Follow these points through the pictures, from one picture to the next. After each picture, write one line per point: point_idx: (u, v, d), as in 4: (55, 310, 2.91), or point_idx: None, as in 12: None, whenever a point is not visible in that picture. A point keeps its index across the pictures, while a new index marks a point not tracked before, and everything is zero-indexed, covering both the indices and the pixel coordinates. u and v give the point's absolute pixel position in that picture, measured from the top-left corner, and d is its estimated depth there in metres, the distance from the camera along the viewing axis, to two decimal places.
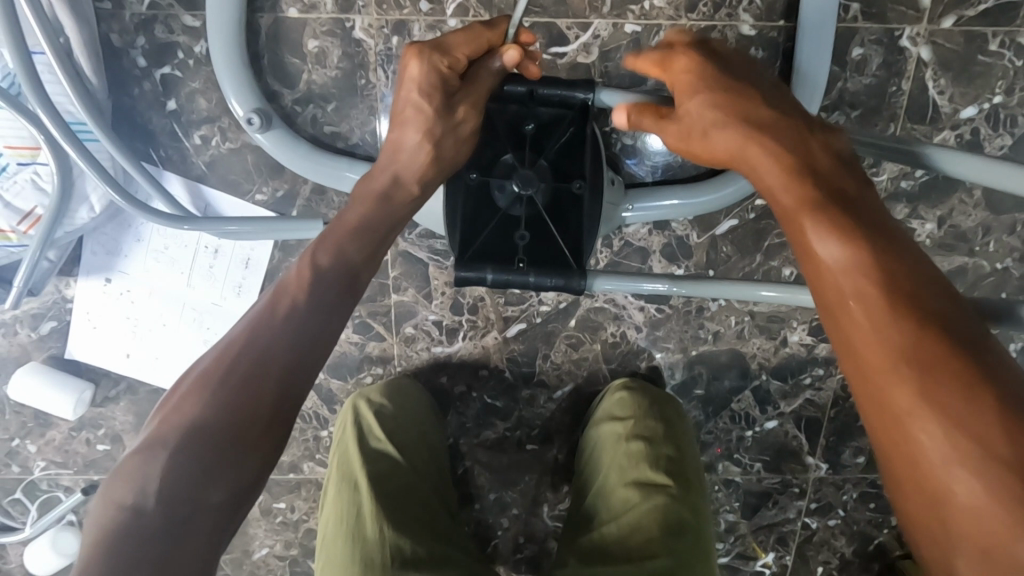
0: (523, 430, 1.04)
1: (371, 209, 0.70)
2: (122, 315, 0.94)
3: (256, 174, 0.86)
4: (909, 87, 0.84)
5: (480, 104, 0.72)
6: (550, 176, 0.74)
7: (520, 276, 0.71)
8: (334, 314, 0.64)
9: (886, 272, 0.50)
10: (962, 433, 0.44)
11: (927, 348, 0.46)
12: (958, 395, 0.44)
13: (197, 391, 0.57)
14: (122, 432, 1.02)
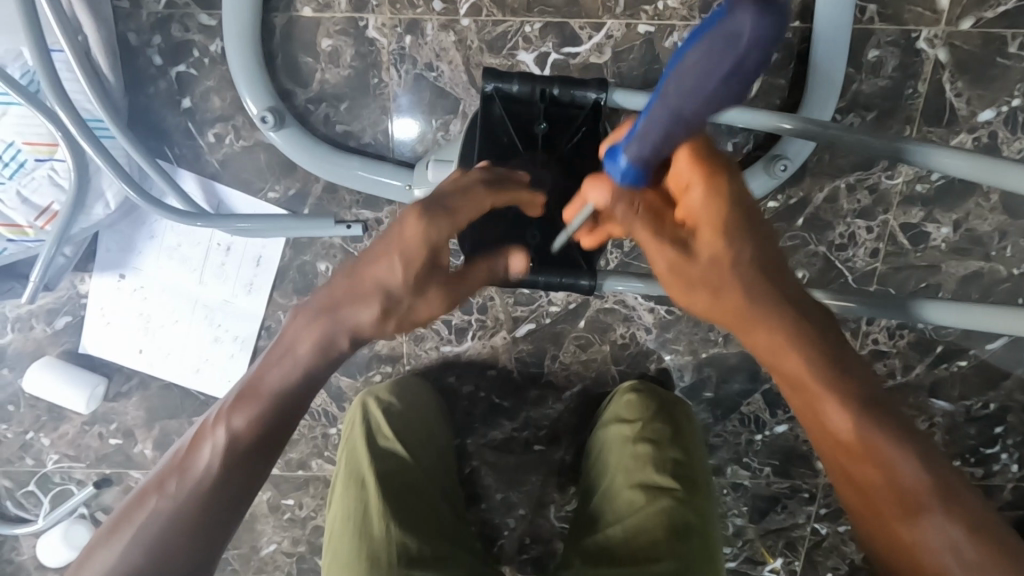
0: (531, 431, 1.04)
1: (314, 351, 0.65)
2: (135, 310, 0.95)
3: (268, 172, 0.87)
4: (926, 89, 0.83)
5: (450, 296, 0.64)
6: (562, 177, 0.70)
7: (528, 277, 0.70)
8: (313, 363, 0.67)
9: (830, 384, 0.60)
10: (882, 489, 0.60)
11: (856, 434, 0.60)
12: (878, 460, 0.60)
13: (151, 495, 0.64)
14: (133, 427, 1.03)
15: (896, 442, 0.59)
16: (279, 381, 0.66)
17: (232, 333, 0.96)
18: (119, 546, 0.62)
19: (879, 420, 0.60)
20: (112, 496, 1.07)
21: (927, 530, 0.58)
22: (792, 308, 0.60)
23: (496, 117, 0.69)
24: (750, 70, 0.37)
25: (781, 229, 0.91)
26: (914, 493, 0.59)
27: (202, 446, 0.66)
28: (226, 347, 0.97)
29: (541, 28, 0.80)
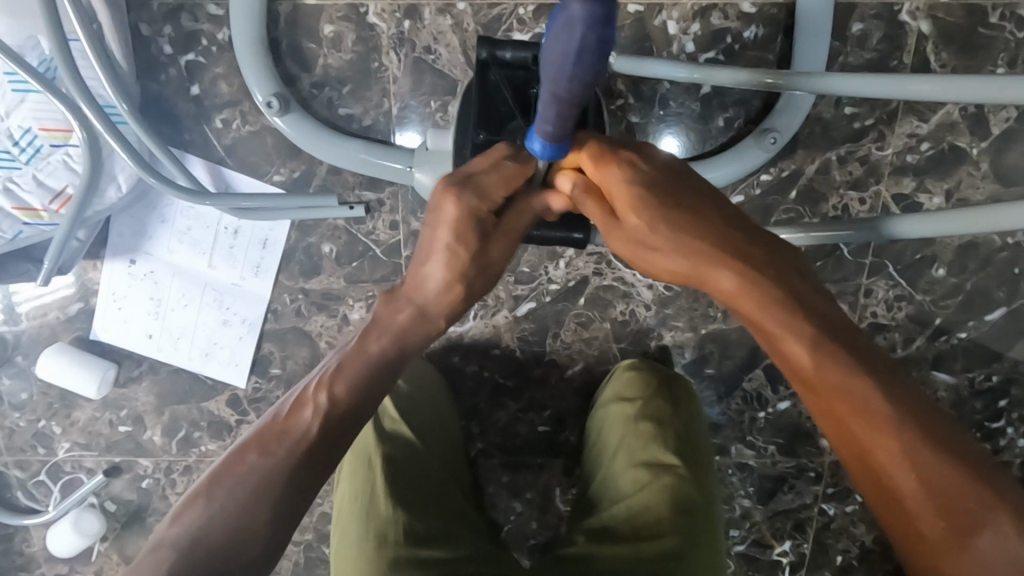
0: (535, 411, 1.05)
1: (409, 324, 0.71)
2: (145, 295, 0.98)
3: (274, 156, 0.90)
4: (910, 61, 0.86)
5: (512, 242, 0.71)
6: None
7: (563, 233, 0.75)
8: (411, 333, 0.71)
9: (797, 321, 0.61)
10: (857, 430, 0.58)
11: (832, 372, 0.59)
12: (856, 399, 0.58)
13: (252, 454, 0.64)
14: (143, 413, 1.05)
15: (872, 378, 0.58)
16: (381, 353, 0.70)
17: (240, 316, 0.99)
18: (215, 508, 0.61)
19: (856, 358, 0.59)
20: (122, 485, 1.09)
21: (905, 474, 0.55)
22: (743, 254, 0.64)
23: (490, 83, 0.72)
24: (583, 81, 0.45)
25: (776, 202, 0.93)
26: (892, 436, 0.56)
27: (303, 414, 0.66)
28: (235, 330, 1.00)
29: (534, 9, 0.84)
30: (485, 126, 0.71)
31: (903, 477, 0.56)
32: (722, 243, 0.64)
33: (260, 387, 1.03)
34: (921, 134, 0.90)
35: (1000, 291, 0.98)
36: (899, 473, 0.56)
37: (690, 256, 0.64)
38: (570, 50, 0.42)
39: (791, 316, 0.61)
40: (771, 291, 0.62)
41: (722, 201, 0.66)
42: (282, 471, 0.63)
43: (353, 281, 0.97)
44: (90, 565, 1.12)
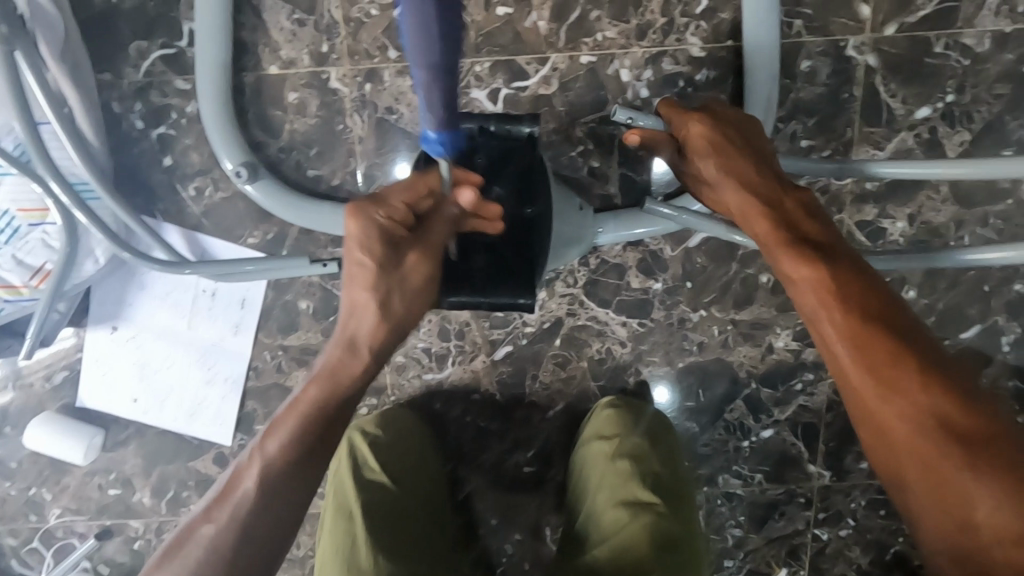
0: (520, 453, 1.05)
1: (343, 359, 0.72)
2: (128, 360, 0.99)
3: (247, 219, 0.92)
4: (861, 93, 0.88)
5: (430, 254, 0.70)
6: (511, 201, 0.74)
7: (510, 297, 0.71)
8: (347, 373, 0.72)
9: (900, 379, 0.61)
10: (931, 476, 0.60)
11: (916, 429, 0.61)
12: (932, 455, 0.60)
13: (198, 523, 0.67)
14: (132, 475, 1.06)
15: (965, 447, 0.59)
16: (317, 399, 0.71)
17: (221, 374, 1.00)
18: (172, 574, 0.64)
19: (955, 426, 0.60)
20: (114, 548, 1.09)
21: (976, 527, 0.58)
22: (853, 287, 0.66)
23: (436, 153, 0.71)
24: (451, 44, 0.43)
25: None
26: (962, 493, 0.59)
27: (257, 454, 0.69)
28: (217, 388, 1.01)
29: (490, 66, 0.86)
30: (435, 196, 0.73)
31: (961, 523, 0.59)
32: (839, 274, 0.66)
33: (246, 443, 1.04)
34: (878, 162, 0.91)
35: (972, 308, 0.98)
36: (955, 518, 0.59)
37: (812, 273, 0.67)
38: (423, 17, 0.41)
39: (901, 376, 0.62)
40: (869, 338, 0.63)
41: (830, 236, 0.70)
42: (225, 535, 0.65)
43: (331, 335, 0.99)
44: None
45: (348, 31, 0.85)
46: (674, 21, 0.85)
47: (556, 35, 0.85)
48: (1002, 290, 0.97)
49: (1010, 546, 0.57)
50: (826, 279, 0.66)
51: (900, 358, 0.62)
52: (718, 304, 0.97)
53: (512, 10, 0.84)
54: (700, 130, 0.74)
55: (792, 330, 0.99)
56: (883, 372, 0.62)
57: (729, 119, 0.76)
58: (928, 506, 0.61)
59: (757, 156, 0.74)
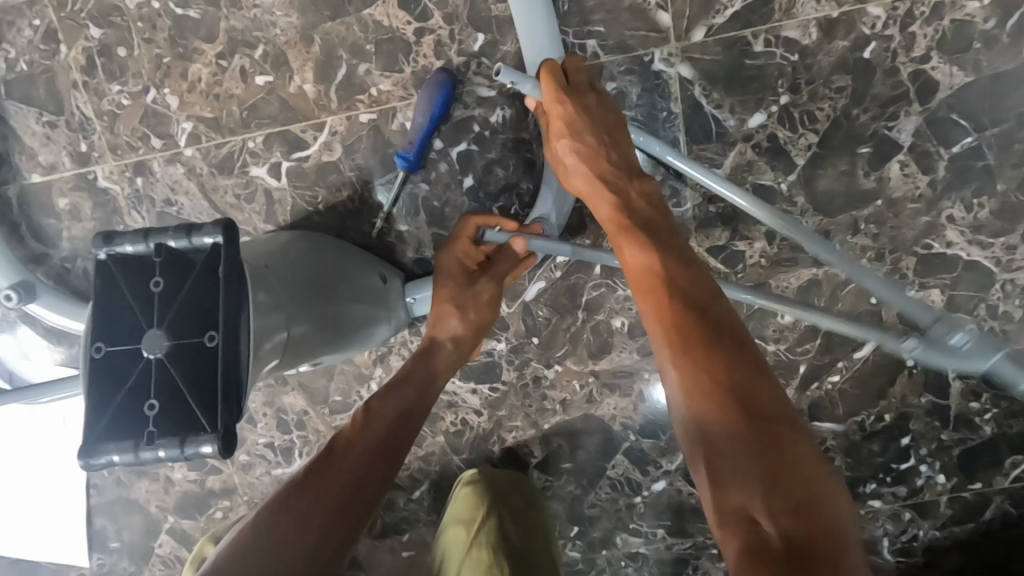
0: (393, 537, 0.96)
1: (395, 383, 0.76)
2: None
3: (48, 335, 0.86)
4: (681, 108, 0.78)
5: (495, 283, 0.78)
6: (185, 323, 0.52)
7: (184, 449, 0.50)
8: (395, 393, 0.75)
9: (701, 336, 0.57)
10: (710, 444, 0.53)
11: (704, 383, 0.55)
12: (716, 415, 0.53)
13: (283, 501, 0.64)
14: None
15: (748, 410, 0.53)
16: (376, 408, 0.73)
17: (61, 494, 0.94)
18: (262, 530, 0.60)
19: (745, 392, 0.54)
20: None
21: (752, 497, 0.48)
22: (674, 261, 0.63)
23: (113, 276, 0.53)
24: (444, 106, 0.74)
25: (581, 281, 0.85)
26: (740, 459, 0.51)
27: (340, 459, 0.69)
28: (60, 509, 0.95)
29: (263, 140, 0.78)
30: (106, 335, 0.52)
31: (740, 491, 0.49)
32: (660, 247, 0.64)
33: (103, 562, 0.96)
34: None
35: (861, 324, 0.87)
36: (736, 487, 0.50)
37: (636, 240, 0.65)
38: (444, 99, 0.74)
39: (704, 338, 0.57)
40: (676, 297, 0.60)
41: (667, 218, 0.67)
42: (272, 516, 0.62)
43: None
44: None
45: (103, 125, 0.78)
46: (453, 61, 0.76)
47: (327, 97, 0.77)
48: (891, 300, 0.85)
49: (786, 523, 0.46)
50: (643, 252, 0.64)
51: (706, 322, 0.59)
52: (573, 356, 0.88)
53: (272, 77, 0.77)
54: (561, 112, 0.69)
55: None
56: (685, 331, 0.58)
57: (603, 110, 0.70)
58: (712, 474, 0.52)
59: (613, 151, 0.70)
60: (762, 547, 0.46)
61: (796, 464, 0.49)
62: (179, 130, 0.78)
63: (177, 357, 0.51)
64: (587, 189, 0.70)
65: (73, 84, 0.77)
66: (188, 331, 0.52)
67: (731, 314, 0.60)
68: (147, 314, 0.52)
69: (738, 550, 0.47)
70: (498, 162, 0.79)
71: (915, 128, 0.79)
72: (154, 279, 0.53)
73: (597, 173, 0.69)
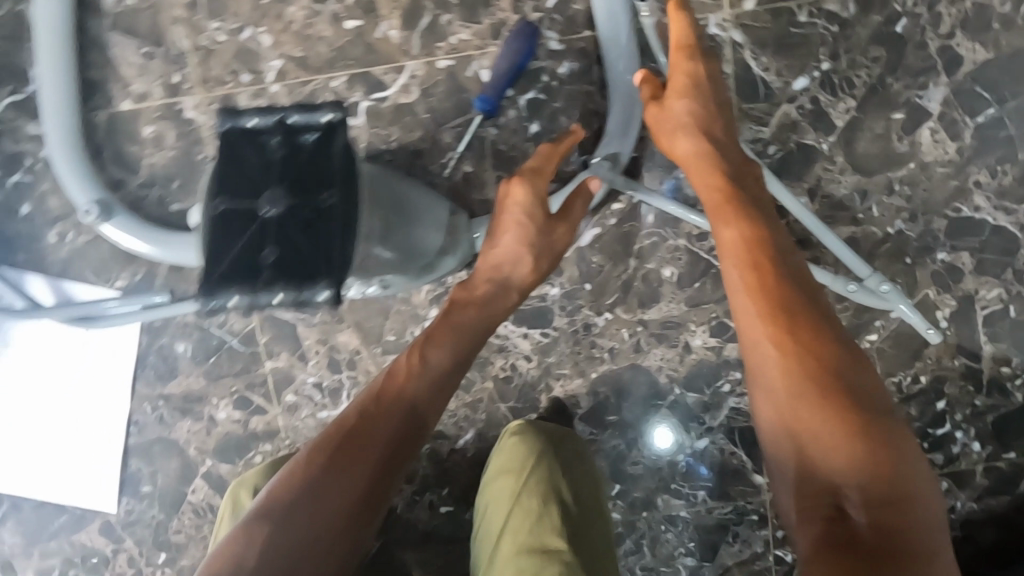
0: (434, 491, 0.95)
1: (441, 337, 0.75)
2: (4, 423, 0.94)
3: (114, 261, 0.88)
4: (732, 70, 0.86)
5: (572, 224, 0.81)
6: (301, 188, 0.56)
7: (299, 292, 0.53)
8: (440, 344, 0.74)
9: (807, 335, 0.61)
10: (806, 438, 0.57)
11: (808, 381, 0.58)
12: (818, 410, 0.57)
13: (321, 448, 0.66)
14: (13, 557, 0.96)
15: (853, 409, 0.57)
16: (425, 362, 0.73)
17: (99, 433, 0.93)
18: (304, 480, 0.63)
19: (842, 385, 0.58)
20: None
21: (847, 488, 0.54)
22: (776, 258, 0.66)
23: (232, 145, 0.57)
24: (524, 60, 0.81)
25: (634, 229, 0.89)
26: (838, 455, 0.55)
27: (383, 418, 0.69)
28: (96, 450, 0.94)
29: (346, 80, 0.84)
30: (225, 194, 0.56)
31: (834, 482, 0.55)
32: (763, 244, 0.67)
33: (136, 507, 0.95)
34: (765, 138, 0.87)
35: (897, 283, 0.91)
36: (831, 476, 0.55)
37: (737, 230, 0.68)
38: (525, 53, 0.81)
39: (810, 336, 0.61)
40: (778, 293, 0.63)
41: (766, 207, 0.71)
42: (309, 466, 0.64)
43: (214, 378, 0.92)
44: None
45: (198, 59, 0.84)
46: (528, 17, 0.84)
47: (410, 42, 0.84)
48: (923, 261, 0.90)
49: (878, 515, 0.52)
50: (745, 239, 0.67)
51: (811, 319, 0.62)
52: (624, 303, 0.91)
53: (361, 23, 0.84)
54: (687, 73, 0.76)
55: (708, 325, 0.92)
56: (790, 326, 0.61)
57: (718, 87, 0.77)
58: (805, 466, 0.57)
59: (721, 121, 0.76)
60: (850, 538, 0.52)
61: (892, 463, 0.54)
62: (268, 67, 0.84)
63: (287, 216, 0.55)
64: (688, 155, 0.75)
65: (175, 21, 0.84)
66: (305, 194, 0.56)
67: (832, 316, 0.64)
68: (267, 178, 0.56)
69: (820, 531, 0.54)
70: (563, 111, 0.85)
71: (943, 98, 0.86)
72: (270, 150, 0.57)
73: (705, 148, 0.74)
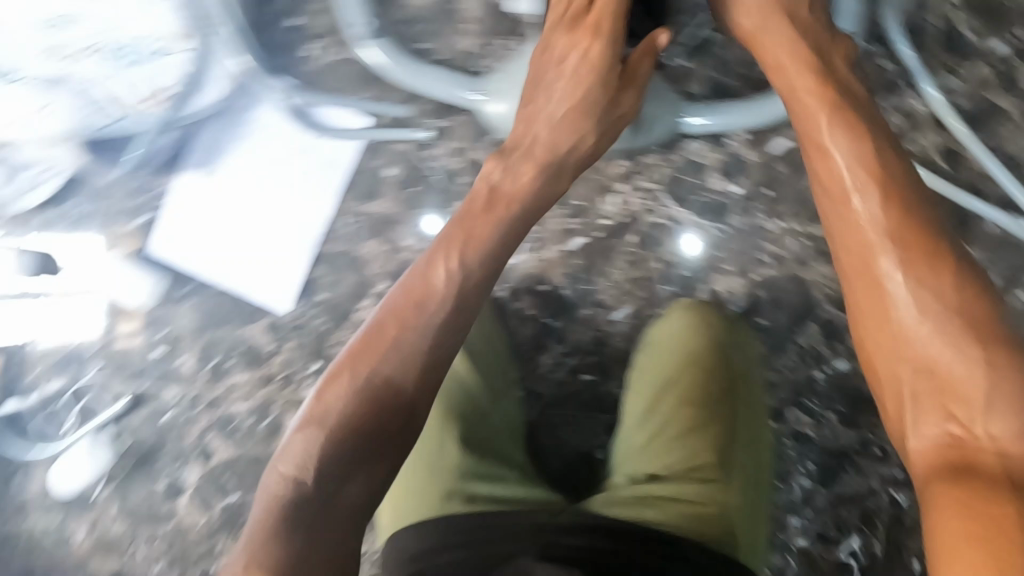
0: (581, 356, 1.01)
1: (486, 218, 0.75)
2: (210, 209, 1.01)
3: (356, 82, 0.99)
4: (935, 24, 0.96)
5: (637, 87, 0.83)
6: None
7: None
8: (475, 226, 0.74)
9: (935, 266, 0.57)
10: (941, 375, 0.54)
11: (949, 317, 0.55)
12: (924, 341, 0.56)
13: (394, 324, 0.68)
14: (182, 336, 1.03)
15: (984, 351, 0.53)
16: (459, 256, 0.72)
17: (295, 236, 1.01)
18: (360, 372, 0.65)
19: (980, 328, 0.55)
20: (141, 419, 1.05)
21: (988, 428, 0.51)
22: (891, 179, 0.63)
23: None
24: None
25: None
26: (978, 394, 0.52)
27: (425, 305, 0.69)
28: (288, 252, 1.01)
29: None
30: None
31: (992, 420, 0.51)
32: (869, 164, 0.64)
33: (305, 314, 1.01)
34: (955, 88, 0.96)
35: None
36: (966, 413, 0.52)
37: (851, 150, 0.65)
38: None
39: (927, 263, 0.58)
40: (904, 216, 0.60)
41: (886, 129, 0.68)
42: (359, 374, 0.65)
43: (412, 206, 1.00)
44: (89, 511, 1.05)
45: None
46: None
47: None
48: None
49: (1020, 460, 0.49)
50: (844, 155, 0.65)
51: (932, 247, 0.58)
52: (796, 214, 0.98)
53: None
54: None
55: None
56: (920, 249, 0.58)
57: None
58: (936, 397, 0.54)
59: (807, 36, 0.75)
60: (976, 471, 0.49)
61: None
62: None
63: None
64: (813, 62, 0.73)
65: None
66: None
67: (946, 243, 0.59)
68: None
69: (939, 457, 0.52)
70: None
71: None
72: None
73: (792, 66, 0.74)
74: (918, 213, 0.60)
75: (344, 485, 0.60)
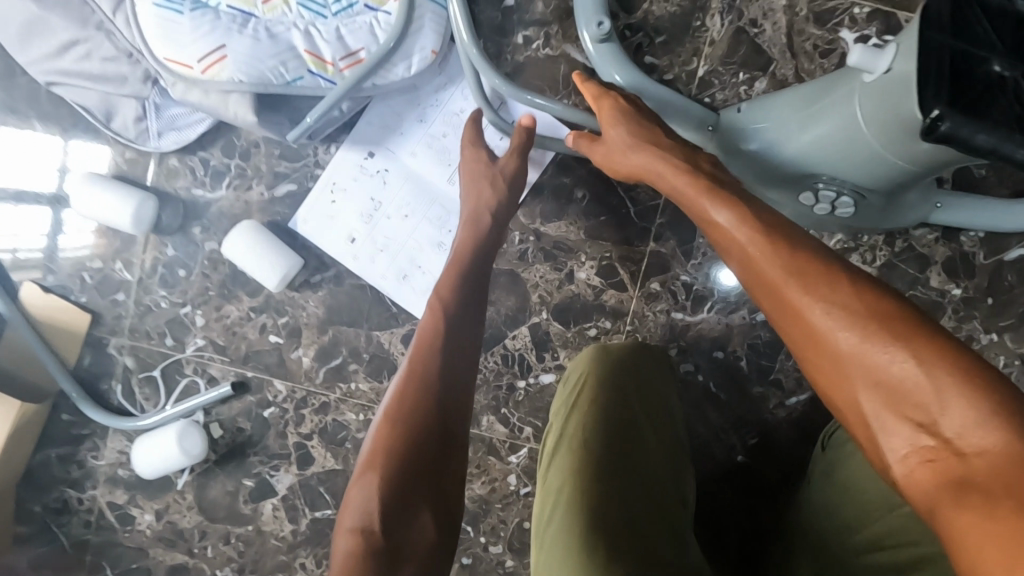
0: (740, 436, 0.90)
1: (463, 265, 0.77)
2: (368, 193, 0.89)
3: (563, 84, 0.86)
4: None
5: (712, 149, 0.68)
6: None
7: None
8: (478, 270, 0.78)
9: (831, 280, 0.51)
10: (913, 400, 0.45)
11: (877, 335, 0.48)
12: (889, 372, 0.47)
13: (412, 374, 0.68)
14: (303, 327, 0.91)
15: (941, 361, 0.45)
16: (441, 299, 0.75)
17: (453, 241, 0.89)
18: (396, 418, 0.65)
19: (908, 328, 0.47)
20: (238, 408, 0.93)
21: (970, 453, 0.42)
22: (775, 224, 0.57)
23: None
24: None
25: None
26: (948, 404, 0.44)
27: (416, 355, 0.70)
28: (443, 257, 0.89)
29: (870, 11, 0.82)
30: None
31: (966, 443, 0.42)
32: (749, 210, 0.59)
33: None
34: None
35: None
36: (968, 439, 0.42)
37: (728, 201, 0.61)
38: None
39: (847, 287, 0.50)
40: (802, 257, 0.54)
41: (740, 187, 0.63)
42: (391, 419, 0.65)
43: (593, 236, 0.89)
44: (164, 495, 0.95)
45: None
46: None
47: None
48: None
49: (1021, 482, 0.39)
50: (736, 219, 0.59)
51: (839, 271, 0.52)
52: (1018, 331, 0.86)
53: None
54: None
55: None
56: (810, 276, 0.52)
57: None
58: (908, 420, 0.45)
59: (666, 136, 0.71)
60: None
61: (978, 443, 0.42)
62: None
63: None
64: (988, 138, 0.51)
65: None
66: None
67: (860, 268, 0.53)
68: None
69: (977, 496, 0.40)
70: None
71: None
72: None
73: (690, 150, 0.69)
74: (813, 245, 0.55)
75: (406, 531, 0.59)
